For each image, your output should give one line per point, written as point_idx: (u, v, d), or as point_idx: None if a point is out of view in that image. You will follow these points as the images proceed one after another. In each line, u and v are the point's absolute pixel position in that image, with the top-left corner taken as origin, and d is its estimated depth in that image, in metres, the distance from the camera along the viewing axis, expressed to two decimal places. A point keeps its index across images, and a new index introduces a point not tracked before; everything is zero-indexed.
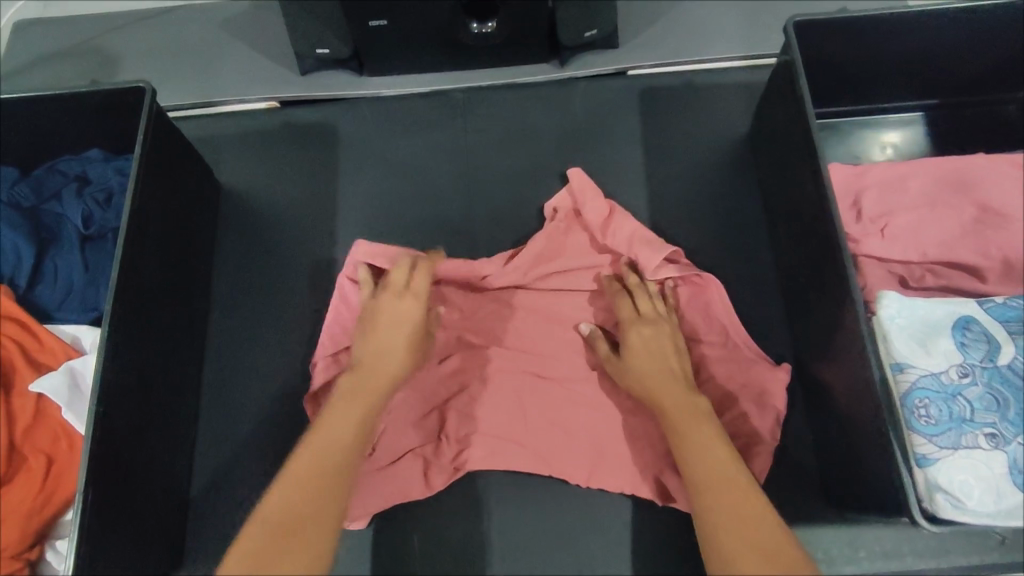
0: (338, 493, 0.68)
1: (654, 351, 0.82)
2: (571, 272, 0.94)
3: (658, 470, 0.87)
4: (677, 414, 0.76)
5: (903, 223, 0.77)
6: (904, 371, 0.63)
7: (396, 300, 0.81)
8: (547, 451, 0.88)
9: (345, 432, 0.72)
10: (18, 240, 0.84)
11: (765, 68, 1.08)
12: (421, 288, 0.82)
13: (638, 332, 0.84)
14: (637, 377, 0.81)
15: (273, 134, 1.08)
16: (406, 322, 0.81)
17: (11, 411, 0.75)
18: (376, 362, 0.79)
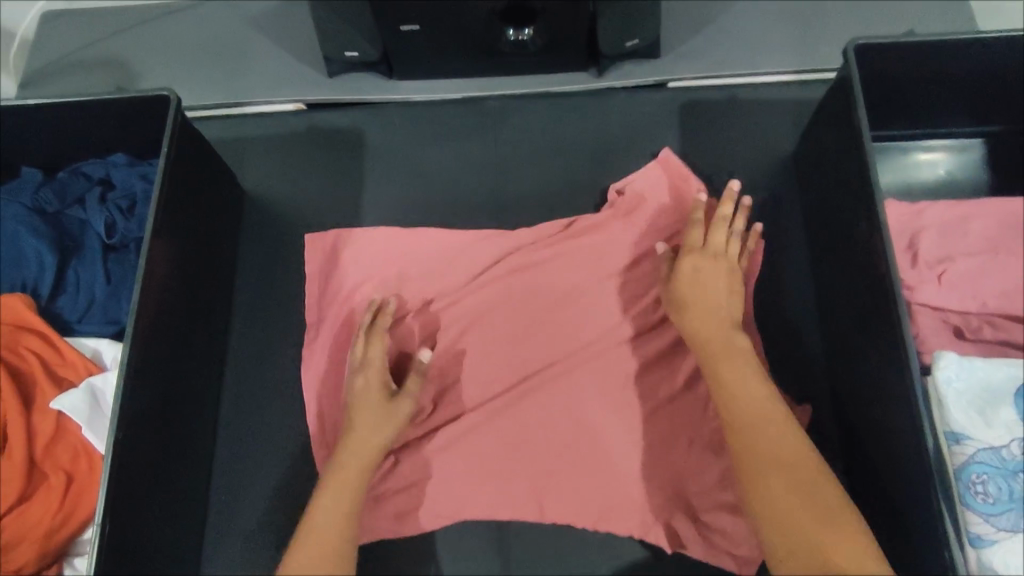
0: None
1: (707, 288, 0.80)
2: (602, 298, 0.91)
3: (668, 515, 0.84)
4: (722, 347, 0.76)
5: (963, 269, 0.72)
6: (960, 443, 0.59)
7: (353, 380, 0.83)
8: (556, 488, 0.86)
9: (332, 513, 0.74)
10: (42, 248, 0.83)
11: (817, 83, 1.02)
12: (371, 357, 0.84)
13: (701, 265, 0.81)
14: (686, 306, 0.80)
15: (298, 137, 1.05)
16: (377, 402, 0.81)
17: (32, 426, 0.74)
18: (356, 443, 0.79)
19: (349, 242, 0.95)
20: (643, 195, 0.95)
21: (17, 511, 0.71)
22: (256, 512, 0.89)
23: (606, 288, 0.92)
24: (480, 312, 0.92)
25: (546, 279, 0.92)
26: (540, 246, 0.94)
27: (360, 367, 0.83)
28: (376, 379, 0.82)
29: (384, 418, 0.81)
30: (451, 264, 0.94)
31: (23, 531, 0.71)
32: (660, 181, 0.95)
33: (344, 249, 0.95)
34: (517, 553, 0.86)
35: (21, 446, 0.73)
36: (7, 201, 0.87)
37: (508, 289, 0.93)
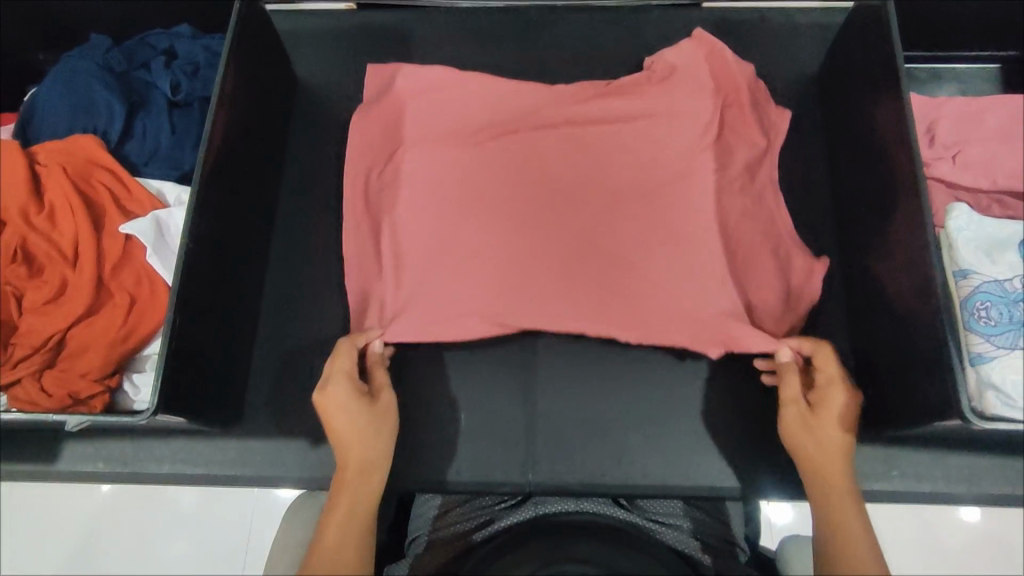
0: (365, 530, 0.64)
1: (843, 425, 0.70)
2: (639, 191, 0.88)
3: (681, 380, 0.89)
4: (832, 479, 0.67)
5: (975, 152, 0.78)
6: (967, 277, 0.68)
7: (323, 396, 0.70)
8: (610, 324, 0.84)
9: (358, 450, 0.68)
10: (112, 98, 0.88)
11: (842, 11, 1.08)
12: (340, 371, 0.72)
13: (838, 393, 0.71)
14: (813, 434, 0.70)
15: (349, 32, 1.11)
16: (360, 398, 0.71)
17: (101, 249, 0.79)
18: (342, 426, 0.69)
19: (403, 74, 0.96)
20: (676, 68, 0.93)
21: (85, 321, 0.77)
22: (290, 364, 0.91)
23: (643, 180, 0.88)
24: (524, 154, 0.90)
25: (590, 149, 0.91)
26: (582, 111, 0.93)
27: (331, 377, 0.72)
28: (356, 390, 0.71)
29: (369, 425, 0.70)
30: (495, 115, 0.94)
31: (91, 339, 0.76)
32: (696, 57, 0.93)
33: (399, 81, 0.96)
34: (545, 373, 0.89)
35: (91, 263, 0.78)
36: (79, 59, 0.92)
37: (549, 176, 0.89)
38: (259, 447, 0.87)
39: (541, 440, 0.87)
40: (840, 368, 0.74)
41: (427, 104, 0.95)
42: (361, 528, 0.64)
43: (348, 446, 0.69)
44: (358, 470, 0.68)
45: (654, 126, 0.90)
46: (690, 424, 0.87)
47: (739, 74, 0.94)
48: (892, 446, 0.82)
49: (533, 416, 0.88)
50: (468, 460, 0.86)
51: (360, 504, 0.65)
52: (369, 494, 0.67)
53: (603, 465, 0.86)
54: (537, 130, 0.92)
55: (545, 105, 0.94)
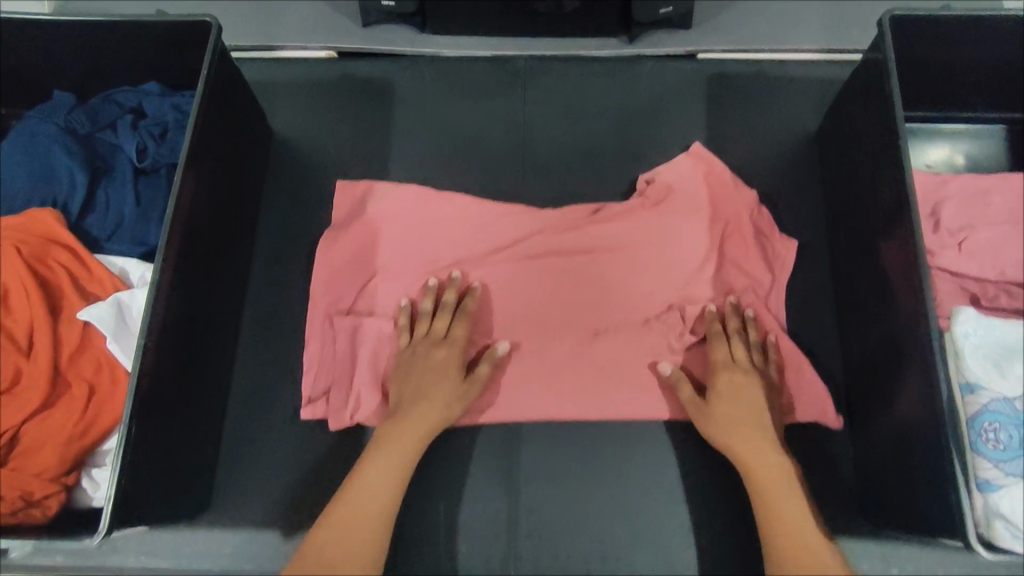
0: (393, 500, 0.76)
1: (742, 406, 0.79)
2: (627, 302, 0.88)
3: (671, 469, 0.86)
4: (768, 479, 0.75)
5: (982, 238, 0.74)
6: (975, 393, 0.65)
7: (434, 350, 0.83)
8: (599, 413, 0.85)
9: (427, 415, 0.79)
10: (73, 167, 0.83)
11: (842, 65, 1.04)
12: (458, 337, 0.84)
13: (725, 379, 0.80)
14: (725, 427, 0.78)
15: (329, 84, 1.06)
16: (447, 377, 0.81)
17: (58, 337, 0.75)
18: (427, 402, 0.80)
19: (376, 195, 0.92)
20: (674, 188, 0.92)
21: (40, 417, 0.72)
22: (262, 446, 0.87)
23: (631, 290, 0.89)
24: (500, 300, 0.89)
25: (577, 269, 0.90)
26: (565, 234, 0.91)
27: (438, 342, 0.83)
28: (453, 365, 0.82)
29: (453, 397, 0.81)
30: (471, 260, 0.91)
31: (45, 437, 0.72)
32: (694, 177, 0.92)
33: (371, 203, 0.92)
34: (528, 459, 0.86)
35: (47, 353, 0.73)
36: (39, 120, 0.87)
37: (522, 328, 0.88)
38: (234, 539, 0.84)
39: (524, 534, 0.85)
40: (724, 348, 0.82)
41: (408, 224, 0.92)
42: (364, 520, 0.73)
43: (399, 420, 0.79)
44: (395, 454, 0.77)
45: (634, 236, 0.90)
46: (679, 515, 0.85)
47: (742, 198, 0.92)
48: (880, 540, 0.81)
49: (516, 508, 0.85)
50: (451, 553, 0.84)
51: (370, 505, 0.74)
52: (391, 483, 0.76)
53: (587, 561, 0.84)
54: (524, 242, 0.91)
55: (534, 224, 0.92)
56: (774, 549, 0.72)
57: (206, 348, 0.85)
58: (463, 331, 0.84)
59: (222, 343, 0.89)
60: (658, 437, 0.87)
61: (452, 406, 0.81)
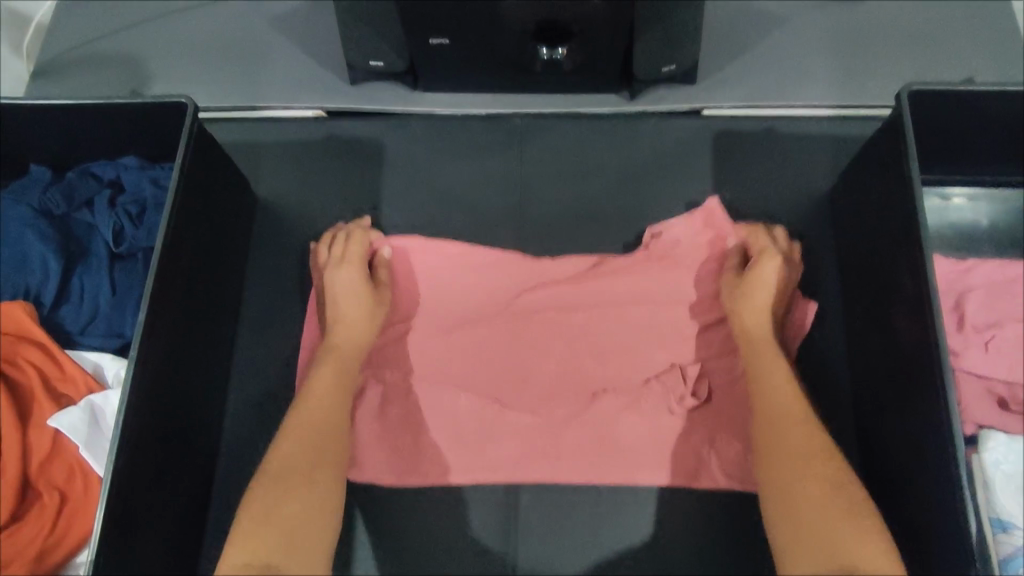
0: (336, 399, 0.79)
1: (771, 285, 0.84)
2: (620, 395, 0.85)
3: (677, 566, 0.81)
4: (771, 405, 0.76)
5: (1010, 335, 0.69)
6: (1007, 530, 0.64)
7: (337, 270, 0.87)
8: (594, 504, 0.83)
9: (356, 326, 0.85)
10: (47, 254, 0.80)
11: (856, 122, 0.99)
12: (354, 252, 0.88)
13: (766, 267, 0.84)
14: (747, 309, 0.83)
15: (317, 145, 1.01)
16: (358, 291, 0.86)
17: (27, 443, 0.72)
18: (345, 320, 0.85)
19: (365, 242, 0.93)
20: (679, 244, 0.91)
21: (7, 532, 0.68)
22: None
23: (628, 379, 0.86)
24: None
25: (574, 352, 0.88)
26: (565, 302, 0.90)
27: (340, 263, 0.88)
28: (360, 271, 0.87)
29: (367, 301, 0.86)
30: (468, 343, 0.88)
31: (13, 554, 0.68)
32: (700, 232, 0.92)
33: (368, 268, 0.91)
34: (525, 558, 0.82)
35: (16, 463, 0.70)
36: (14, 202, 0.84)
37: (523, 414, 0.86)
38: None
39: None
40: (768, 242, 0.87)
41: (402, 296, 0.90)
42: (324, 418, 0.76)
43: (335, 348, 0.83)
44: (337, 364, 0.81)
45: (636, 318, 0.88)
46: None
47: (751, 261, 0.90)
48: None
49: None
50: None
51: (324, 415, 0.77)
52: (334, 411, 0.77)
53: None
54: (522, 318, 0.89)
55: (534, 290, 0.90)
56: (767, 480, 0.71)
57: (187, 443, 0.81)
58: (361, 247, 0.89)
59: (203, 434, 0.85)
60: (661, 536, 0.83)
61: (381, 314, 0.87)
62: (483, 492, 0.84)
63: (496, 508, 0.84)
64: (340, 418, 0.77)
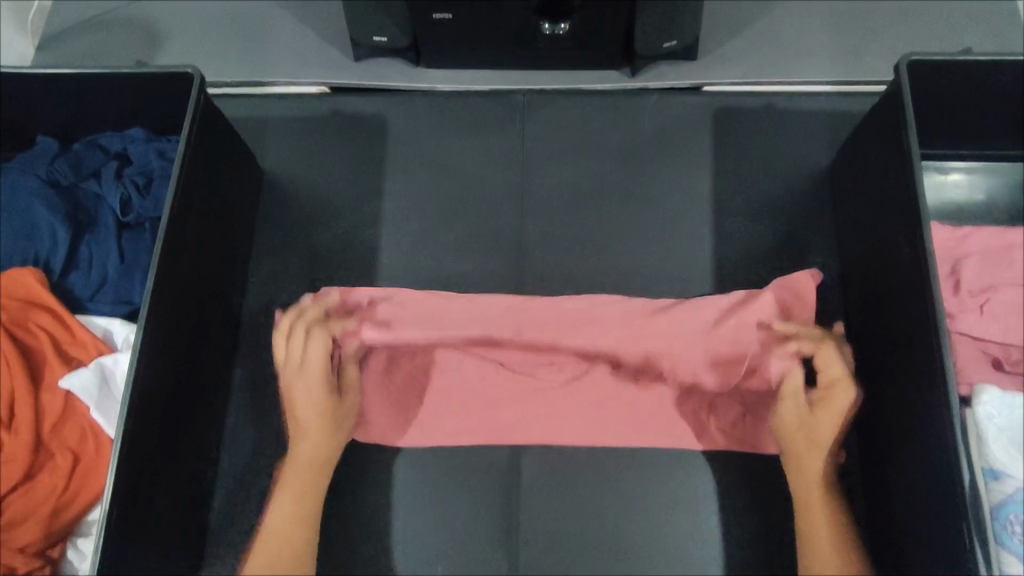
0: (301, 502, 0.82)
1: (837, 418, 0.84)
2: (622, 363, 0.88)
3: (679, 530, 0.83)
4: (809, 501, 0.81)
5: (1005, 297, 0.70)
6: (998, 479, 0.62)
7: (289, 346, 0.89)
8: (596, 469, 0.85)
9: (314, 402, 0.86)
10: (55, 222, 0.81)
11: (855, 97, 1.00)
12: (310, 320, 0.90)
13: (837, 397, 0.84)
14: (809, 451, 0.83)
15: (322, 121, 1.02)
16: (315, 377, 0.87)
17: (39, 405, 0.73)
18: (303, 393, 0.87)
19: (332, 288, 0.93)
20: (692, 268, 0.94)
21: (24, 488, 0.71)
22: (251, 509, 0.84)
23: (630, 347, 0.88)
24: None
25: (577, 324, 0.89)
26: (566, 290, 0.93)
27: (297, 341, 0.89)
28: (318, 358, 0.88)
29: (322, 379, 0.87)
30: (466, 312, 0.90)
31: (31, 509, 0.71)
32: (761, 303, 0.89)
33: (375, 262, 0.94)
34: (529, 522, 0.83)
35: (29, 424, 0.71)
36: (21, 172, 0.84)
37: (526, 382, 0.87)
38: None
39: None
40: (841, 364, 0.85)
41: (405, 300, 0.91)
42: (299, 491, 0.83)
43: (294, 458, 0.84)
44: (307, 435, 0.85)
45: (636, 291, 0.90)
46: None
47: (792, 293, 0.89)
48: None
49: (517, 569, 0.81)
50: None
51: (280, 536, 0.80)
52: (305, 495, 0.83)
53: None
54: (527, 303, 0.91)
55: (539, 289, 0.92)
56: None
57: (196, 409, 0.83)
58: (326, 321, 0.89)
59: (211, 401, 0.86)
60: (664, 500, 0.84)
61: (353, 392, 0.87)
62: (487, 458, 0.85)
63: (500, 473, 0.84)
64: (313, 498, 0.83)
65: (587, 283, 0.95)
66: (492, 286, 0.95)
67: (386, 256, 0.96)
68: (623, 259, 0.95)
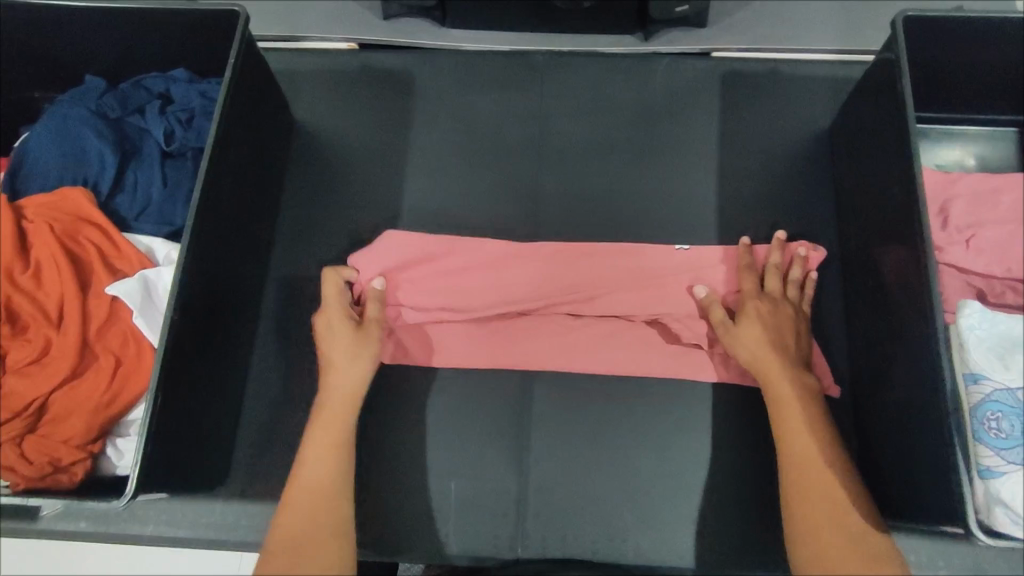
0: (336, 436, 0.79)
1: (779, 326, 0.83)
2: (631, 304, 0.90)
3: (679, 457, 0.88)
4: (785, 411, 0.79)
5: (990, 235, 0.76)
6: (978, 383, 0.68)
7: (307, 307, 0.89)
8: (602, 399, 0.90)
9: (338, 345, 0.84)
10: (103, 148, 0.86)
11: (855, 65, 1.05)
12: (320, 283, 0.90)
13: (755, 303, 0.85)
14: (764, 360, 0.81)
15: (350, 74, 1.08)
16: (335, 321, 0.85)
17: (86, 311, 0.78)
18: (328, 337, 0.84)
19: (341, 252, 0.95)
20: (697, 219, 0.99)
21: (69, 386, 0.76)
22: (281, 425, 0.90)
23: None
24: (515, 289, 0.91)
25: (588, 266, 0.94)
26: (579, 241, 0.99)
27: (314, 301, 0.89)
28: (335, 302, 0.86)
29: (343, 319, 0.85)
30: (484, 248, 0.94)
31: (74, 405, 0.75)
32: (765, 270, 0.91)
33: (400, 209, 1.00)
34: (538, 444, 0.89)
35: (76, 326, 0.76)
36: (72, 103, 0.90)
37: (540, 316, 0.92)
38: (252, 511, 0.87)
39: (532, 514, 0.87)
40: (774, 281, 0.87)
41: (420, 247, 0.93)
42: (329, 428, 0.80)
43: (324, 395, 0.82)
44: (338, 394, 0.82)
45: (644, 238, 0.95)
46: (685, 502, 0.86)
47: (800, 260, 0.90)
48: None
49: (525, 486, 0.88)
50: (463, 531, 0.87)
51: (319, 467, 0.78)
52: (334, 449, 0.79)
53: (594, 542, 0.86)
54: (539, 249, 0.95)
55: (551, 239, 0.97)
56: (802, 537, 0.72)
57: (227, 329, 0.88)
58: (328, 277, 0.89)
59: (240, 325, 0.91)
60: (666, 429, 0.88)
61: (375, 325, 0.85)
62: (500, 385, 0.90)
63: (512, 400, 0.90)
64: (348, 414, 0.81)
65: (598, 230, 1.00)
66: (508, 231, 1.00)
67: (408, 199, 1.01)
68: (633, 208, 1.01)
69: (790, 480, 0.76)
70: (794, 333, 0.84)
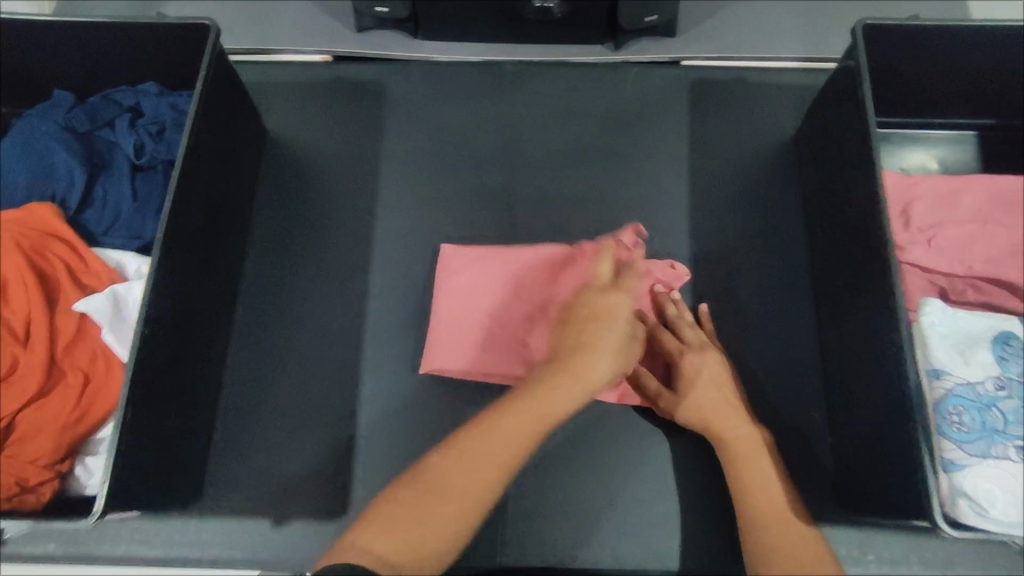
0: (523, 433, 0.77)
1: (710, 378, 0.84)
2: None
3: (656, 461, 0.88)
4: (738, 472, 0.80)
5: (950, 235, 0.79)
6: (940, 378, 0.70)
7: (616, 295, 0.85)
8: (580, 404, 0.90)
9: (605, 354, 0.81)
10: (72, 163, 0.85)
11: (819, 72, 1.08)
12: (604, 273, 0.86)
13: (688, 361, 0.86)
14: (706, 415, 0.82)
15: (323, 87, 1.08)
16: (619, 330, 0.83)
17: (54, 327, 0.77)
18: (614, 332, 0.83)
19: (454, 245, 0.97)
20: (670, 225, 1.01)
21: (35, 405, 0.74)
22: (256, 440, 0.89)
23: None
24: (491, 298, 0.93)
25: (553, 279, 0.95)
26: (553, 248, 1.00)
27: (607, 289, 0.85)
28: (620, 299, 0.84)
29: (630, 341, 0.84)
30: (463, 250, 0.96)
31: (42, 423, 0.73)
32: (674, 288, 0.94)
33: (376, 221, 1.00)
34: None
35: (43, 343, 0.75)
36: (40, 118, 0.89)
37: (515, 322, 0.93)
38: (229, 527, 0.87)
39: (511, 522, 0.87)
40: (692, 331, 0.89)
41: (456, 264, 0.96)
42: (534, 421, 0.78)
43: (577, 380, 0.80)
44: (538, 419, 0.78)
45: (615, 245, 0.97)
46: (663, 506, 0.87)
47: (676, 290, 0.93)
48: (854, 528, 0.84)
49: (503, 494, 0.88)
50: None
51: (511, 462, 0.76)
52: (524, 439, 0.77)
53: (573, 549, 0.86)
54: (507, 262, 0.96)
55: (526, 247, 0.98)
56: None
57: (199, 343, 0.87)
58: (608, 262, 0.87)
59: (213, 339, 0.90)
60: (642, 434, 0.89)
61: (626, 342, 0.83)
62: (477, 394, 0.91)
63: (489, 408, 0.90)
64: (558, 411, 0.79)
65: (573, 237, 1.01)
66: (483, 240, 1.00)
67: (383, 210, 1.01)
68: (606, 215, 1.02)
69: (757, 544, 0.74)
70: (727, 384, 0.85)
